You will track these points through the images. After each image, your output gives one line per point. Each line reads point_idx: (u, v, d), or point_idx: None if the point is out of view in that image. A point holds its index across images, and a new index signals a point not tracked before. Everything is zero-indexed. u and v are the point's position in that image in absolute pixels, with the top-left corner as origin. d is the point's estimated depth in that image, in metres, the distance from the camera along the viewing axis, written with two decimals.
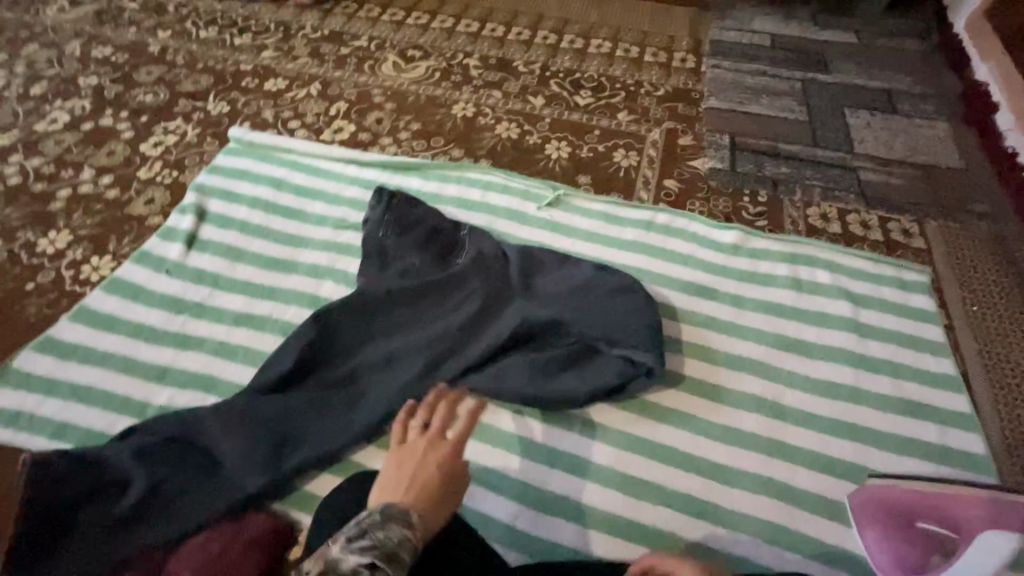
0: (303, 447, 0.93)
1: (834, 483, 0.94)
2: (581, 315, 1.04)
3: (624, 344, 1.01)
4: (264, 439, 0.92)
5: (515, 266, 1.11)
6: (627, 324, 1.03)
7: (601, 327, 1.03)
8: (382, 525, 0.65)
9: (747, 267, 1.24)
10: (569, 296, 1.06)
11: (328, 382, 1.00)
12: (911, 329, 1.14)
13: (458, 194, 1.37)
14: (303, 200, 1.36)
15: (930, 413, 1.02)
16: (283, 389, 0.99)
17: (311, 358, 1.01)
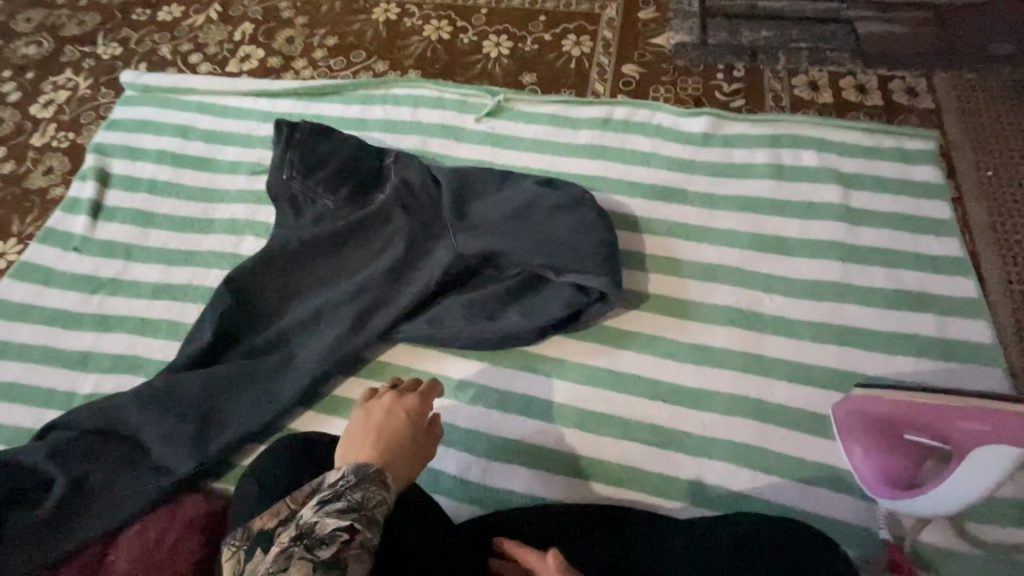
0: (233, 424, 0.86)
1: (817, 393, 0.84)
2: (521, 241, 0.90)
3: (573, 270, 0.88)
4: (189, 420, 0.85)
5: (445, 191, 0.95)
6: (577, 245, 0.89)
7: (546, 252, 0.89)
8: (356, 487, 0.58)
9: (720, 160, 1.07)
10: (506, 220, 0.92)
11: (253, 350, 0.91)
12: (914, 208, 0.97)
13: (384, 117, 1.19)
14: (211, 146, 1.19)
15: (932, 304, 0.89)
16: (205, 362, 0.90)
17: (229, 326, 0.92)
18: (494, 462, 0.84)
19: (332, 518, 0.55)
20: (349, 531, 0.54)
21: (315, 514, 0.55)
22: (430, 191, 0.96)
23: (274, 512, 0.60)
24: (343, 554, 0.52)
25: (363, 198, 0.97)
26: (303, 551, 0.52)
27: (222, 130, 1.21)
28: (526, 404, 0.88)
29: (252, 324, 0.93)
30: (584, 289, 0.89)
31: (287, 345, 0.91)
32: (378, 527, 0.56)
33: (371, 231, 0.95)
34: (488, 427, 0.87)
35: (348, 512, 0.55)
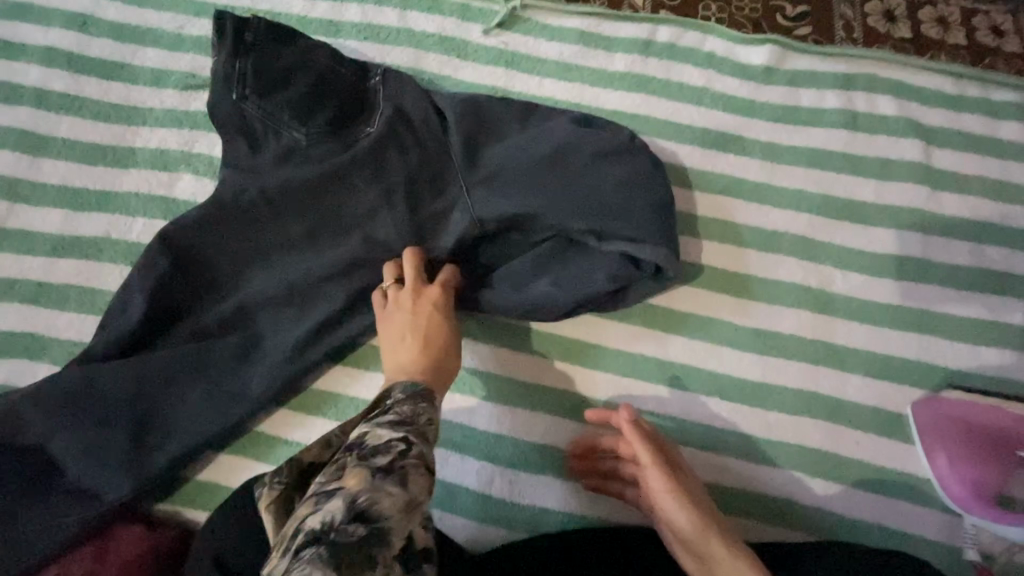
0: (181, 429, 0.67)
1: (891, 390, 0.74)
2: (556, 198, 0.70)
3: (625, 237, 0.69)
4: (120, 426, 0.66)
5: (454, 127, 0.73)
6: (628, 204, 0.70)
7: (590, 214, 0.69)
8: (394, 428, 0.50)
9: (785, 101, 0.88)
10: (537, 169, 0.71)
11: (203, 331, 0.70)
12: (1000, 173, 0.85)
13: (362, 20, 0.91)
14: (123, 46, 0.88)
15: (1014, 287, 0.79)
16: (137, 349, 0.69)
17: (168, 303, 0.70)
18: (521, 473, 0.71)
19: (386, 428, 0.50)
20: (408, 440, 0.49)
21: (366, 426, 0.50)
22: (435, 127, 0.73)
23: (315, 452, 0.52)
24: (404, 459, 0.47)
25: (343, 133, 0.72)
26: (360, 457, 0.47)
27: (138, 25, 0.89)
28: (558, 401, 0.73)
29: (198, 298, 0.71)
30: (635, 259, 0.70)
31: (249, 327, 0.71)
32: (418, 476, 0.46)
33: (356, 178, 0.72)
34: (513, 431, 0.72)
35: (401, 425, 0.50)
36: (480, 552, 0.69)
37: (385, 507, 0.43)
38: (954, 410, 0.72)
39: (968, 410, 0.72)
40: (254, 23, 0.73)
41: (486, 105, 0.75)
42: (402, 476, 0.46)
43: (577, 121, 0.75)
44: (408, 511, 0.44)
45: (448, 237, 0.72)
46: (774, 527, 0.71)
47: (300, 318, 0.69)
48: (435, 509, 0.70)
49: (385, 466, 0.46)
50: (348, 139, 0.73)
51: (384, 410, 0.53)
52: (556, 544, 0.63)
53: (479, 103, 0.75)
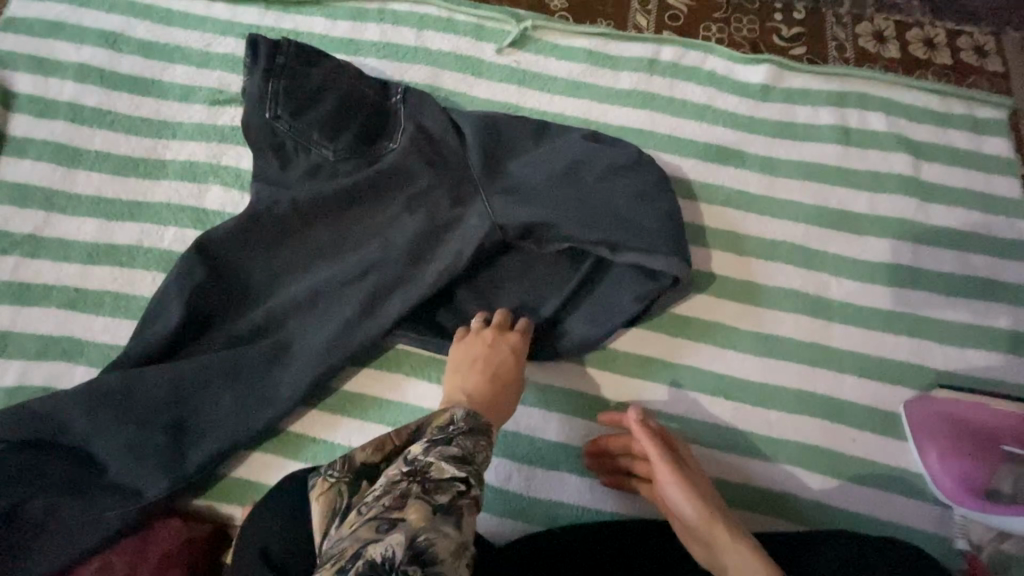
0: (216, 430, 0.71)
1: (884, 390, 0.78)
2: (571, 210, 0.74)
3: (638, 249, 0.73)
4: (159, 426, 0.69)
5: (473, 144, 0.77)
6: (639, 217, 0.74)
7: (605, 226, 0.73)
8: (451, 464, 0.51)
9: (782, 118, 0.93)
10: (553, 185, 0.75)
11: (237, 337, 0.74)
12: (985, 186, 0.90)
13: (381, 40, 0.95)
14: (153, 63, 0.92)
15: (1000, 293, 0.84)
16: (175, 353, 0.73)
17: (204, 310, 0.74)
18: (536, 469, 0.75)
19: (447, 460, 0.52)
20: (463, 481, 0.51)
21: (430, 453, 0.52)
22: (454, 144, 0.78)
23: (376, 446, 0.56)
24: (459, 501, 0.49)
25: (367, 150, 0.77)
26: (421, 491, 0.48)
27: (168, 43, 0.93)
28: (571, 401, 0.77)
29: (233, 305, 0.75)
30: (652, 272, 0.74)
31: (279, 331, 0.75)
32: (465, 524, 0.48)
33: (381, 192, 0.77)
34: (529, 429, 0.76)
35: (463, 464, 0.52)
36: (499, 545, 0.72)
37: (440, 552, 0.45)
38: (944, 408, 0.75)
39: (958, 407, 0.75)
40: (284, 45, 0.77)
41: (503, 124, 0.80)
42: (456, 519, 0.48)
43: (589, 138, 0.79)
44: (458, 556, 0.46)
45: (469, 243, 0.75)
46: (777, 520, 0.74)
47: (332, 321, 0.74)
48: None
49: (444, 507, 0.48)
50: (374, 156, 0.77)
51: (444, 436, 0.54)
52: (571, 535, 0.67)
53: (496, 120, 0.80)
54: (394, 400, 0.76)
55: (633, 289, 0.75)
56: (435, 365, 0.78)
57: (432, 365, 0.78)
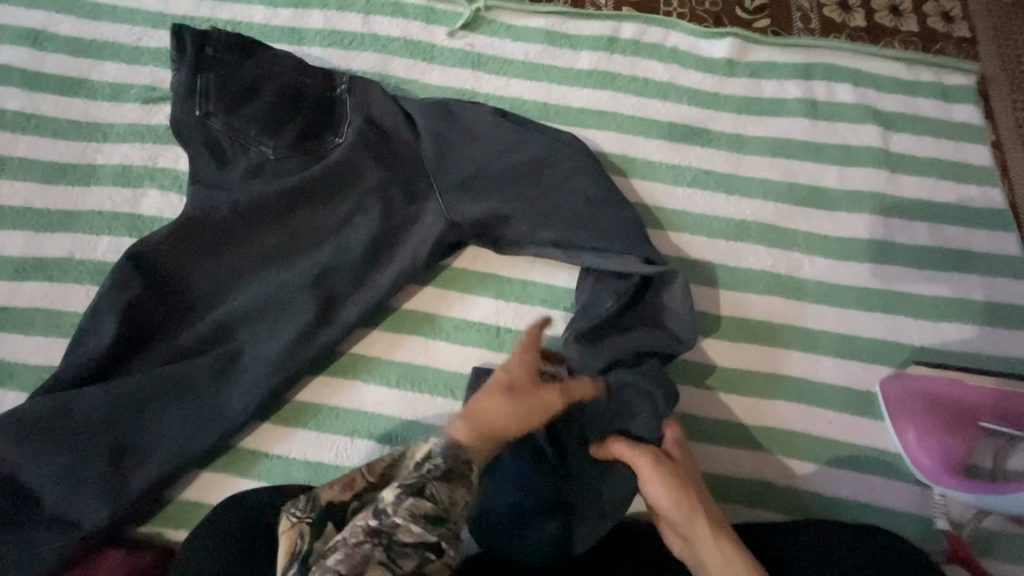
0: (162, 452, 0.66)
1: (859, 368, 0.76)
2: (524, 207, 0.72)
3: (594, 249, 0.71)
4: (98, 451, 0.65)
5: (427, 137, 0.73)
6: (597, 213, 0.72)
7: (559, 219, 0.72)
8: (413, 527, 0.47)
9: (747, 93, 0.90)
10: (506, 180, 0.72)
11: (181, 350, 0.69)
12: (955, 154, 0.88)
13: (325, 27, 0.90)
14: (80, 61, 0.86)
15: (973, 263, 0.82)
16: (112, 371, 0.68)
17: (141, 323, 0.68)
18: None
19: (415, 517, 0.48)
20: (433, 529, 0.48)
21: (397, 513, 0.47)
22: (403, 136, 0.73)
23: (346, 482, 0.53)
24: (422, 548, 0.47)
25: (311, 146, 0.72)
26: (384, 559, 0.46)
27: (95, 39, 0.87)
28: None
29: (173, 319, 0.70)
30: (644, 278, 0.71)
31: (226, 344, 0.70)
32: None
33: (328, 190, 0.72)
34: None
35: (428, 525, 0.48)
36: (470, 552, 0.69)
37: None
38: (926, 384, 0.73)
39: (940, 383, 0.73)
40: (212, 37, 0.71)
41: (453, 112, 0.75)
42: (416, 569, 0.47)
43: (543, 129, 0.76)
44: None
45: (425, 242, 0.73)
46: (755, 509, 0.72)
47: (284, 331, 0.70)
48: None
49: (399, 559, 0.46)
50: (318, 153, 0.72)
51: (418, 484, 0.49)
52: None
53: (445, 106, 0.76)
54: (350, 408, 0.72)
55: (615, 289, 0.71)
56: (393, 369, 0.74)
57: (389, 368, 0.74)
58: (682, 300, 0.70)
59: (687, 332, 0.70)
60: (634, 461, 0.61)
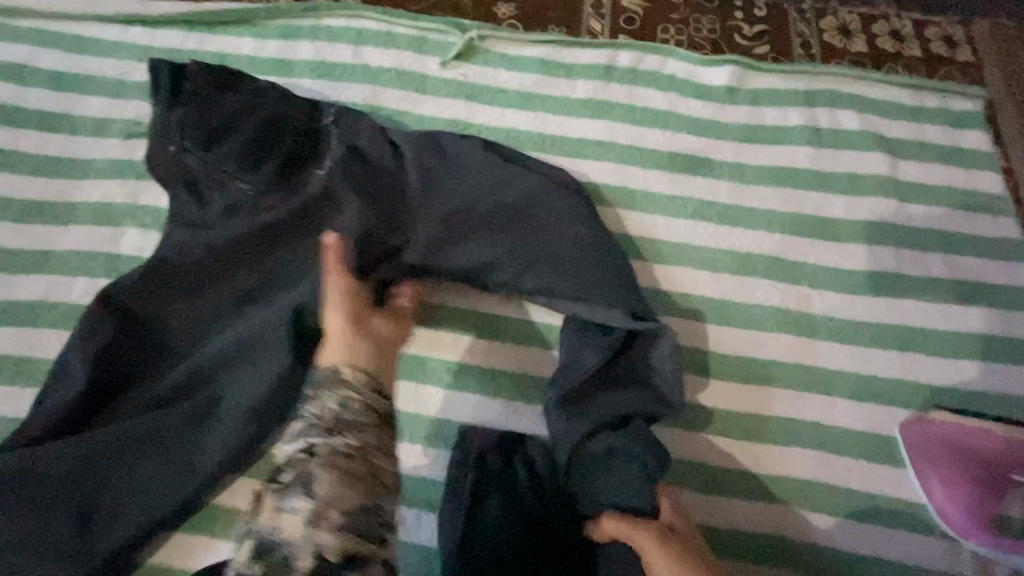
0: (133, 512, 0.62)
1: (876, 411, 0.72)
2: (508, 259, 0.70)
3: (580, 301, 0.69)
4: (63, 512, 0.60)
5: (413, 169, 0.70)
6: (585, 268, 0.69)
7: (545, 272, 0.69)
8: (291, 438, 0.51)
9: (749, 121, 0.87)
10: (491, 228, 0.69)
11: (157, 400, 0.65)
12: (966, 182, 0.85)
13: (315, 58, 0.88)
14: (62, 96, 0.84)
15: (991, 296, 0.78)
16: (84, 424, 0.64)
17: (116, 371, 0.65)
18: None
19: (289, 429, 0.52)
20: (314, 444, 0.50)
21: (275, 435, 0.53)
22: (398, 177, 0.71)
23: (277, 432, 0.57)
24: (307, 466, 0.49)
25: (288, 182, 0.68)
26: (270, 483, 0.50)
27: (79, 73, 0.85)
28: None
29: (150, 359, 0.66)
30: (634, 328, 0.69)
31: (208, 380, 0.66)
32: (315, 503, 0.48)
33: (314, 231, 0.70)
34: None
35: (303, 427, 0.51)
36: None
37: (291, 533, 0.47)
38: (948, 432, 0.70)
39: (963, 432, 0.70)
40: (190, 74, 0.69)
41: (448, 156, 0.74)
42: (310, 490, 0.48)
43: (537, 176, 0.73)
44: (309, 529, 0.47)
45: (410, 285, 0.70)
46: (770, 566, 0.67)
47: (264, 376, 0.65)
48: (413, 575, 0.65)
49: (287, 486, 0.49)
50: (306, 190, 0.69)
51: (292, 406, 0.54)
52: None
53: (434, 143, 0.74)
54: None
55: (597, 344, 0.69)
56: None
57: None
58: (671, 362, 0.68)
59: (673, 394, 0.68)
60: (627, 537, 0.59)
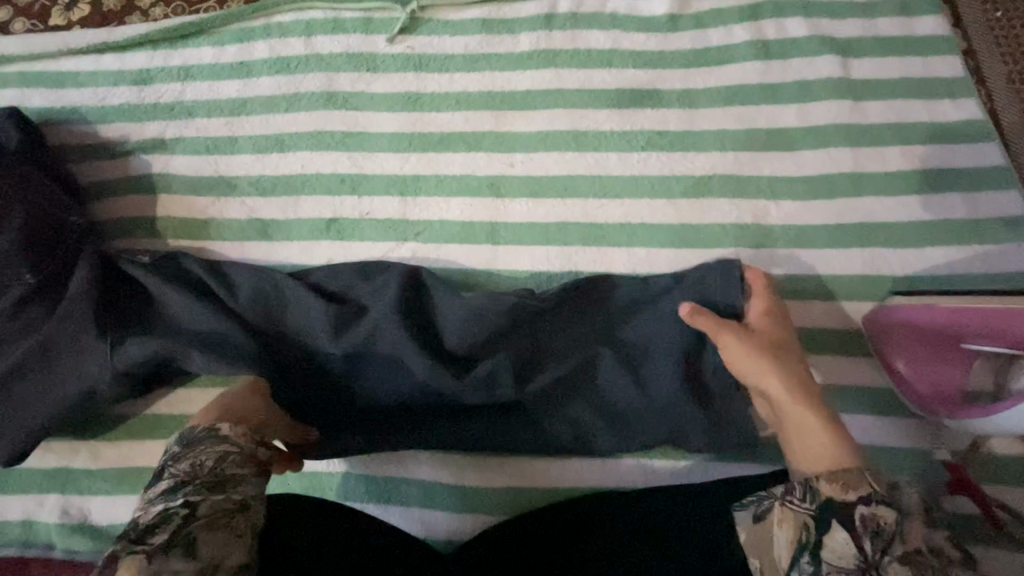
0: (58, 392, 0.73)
1: (836, 307, 0.76)
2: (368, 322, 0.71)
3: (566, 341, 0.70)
4: (36, 423, 0.73)
5: (72, 289, 0.73)
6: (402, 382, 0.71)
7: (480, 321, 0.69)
8: (191, 460, 0.51)
9: (694, 45, 0.87)
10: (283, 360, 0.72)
11: (81, 344, 0.73)
12: (922, 70, 0.83)
13: (271, 56, 0.92)
14: (54, 129, 0.91)
15: (952, 182, 0.79)
16: (36, 390, 0.73)
17: (37, 357, 0.72)
18: (489, 460, 0.73)
19: (173, 491, 0.49)
20: (188, 504, 0.47)
21: (152, 504, 0.48)
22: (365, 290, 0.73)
23: (173, 492, 0.49)
24: (195, 518, 0.46)
25: (54, 243, 0.74)
26: (173, 526, 0.45)
27: (62, 107, 0.92)
28: None
29: (34, 257, 0.72)
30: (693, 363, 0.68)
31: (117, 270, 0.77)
32: (210, 485, 0.49)
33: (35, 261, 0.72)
34: None
35: (180, 488, 0.49)
36: (462, 541, 0.71)
37: (164, 514, 0.46)
38: (917, 318, 0.70)
39: (934, 313, 0.69)
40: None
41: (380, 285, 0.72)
42: (188, 546, 0.44)
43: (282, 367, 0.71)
44: (189, 487, 0.49)
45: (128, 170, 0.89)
46: (749, 463, 0.71)
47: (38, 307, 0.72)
48: (419, 508, 0.72)
49: (158, 521, 0.46)
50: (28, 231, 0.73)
51: (180, 483, 0.49)
52: (520, 520, 0.67)
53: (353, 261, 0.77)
54: None
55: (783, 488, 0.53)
56: None
57: None
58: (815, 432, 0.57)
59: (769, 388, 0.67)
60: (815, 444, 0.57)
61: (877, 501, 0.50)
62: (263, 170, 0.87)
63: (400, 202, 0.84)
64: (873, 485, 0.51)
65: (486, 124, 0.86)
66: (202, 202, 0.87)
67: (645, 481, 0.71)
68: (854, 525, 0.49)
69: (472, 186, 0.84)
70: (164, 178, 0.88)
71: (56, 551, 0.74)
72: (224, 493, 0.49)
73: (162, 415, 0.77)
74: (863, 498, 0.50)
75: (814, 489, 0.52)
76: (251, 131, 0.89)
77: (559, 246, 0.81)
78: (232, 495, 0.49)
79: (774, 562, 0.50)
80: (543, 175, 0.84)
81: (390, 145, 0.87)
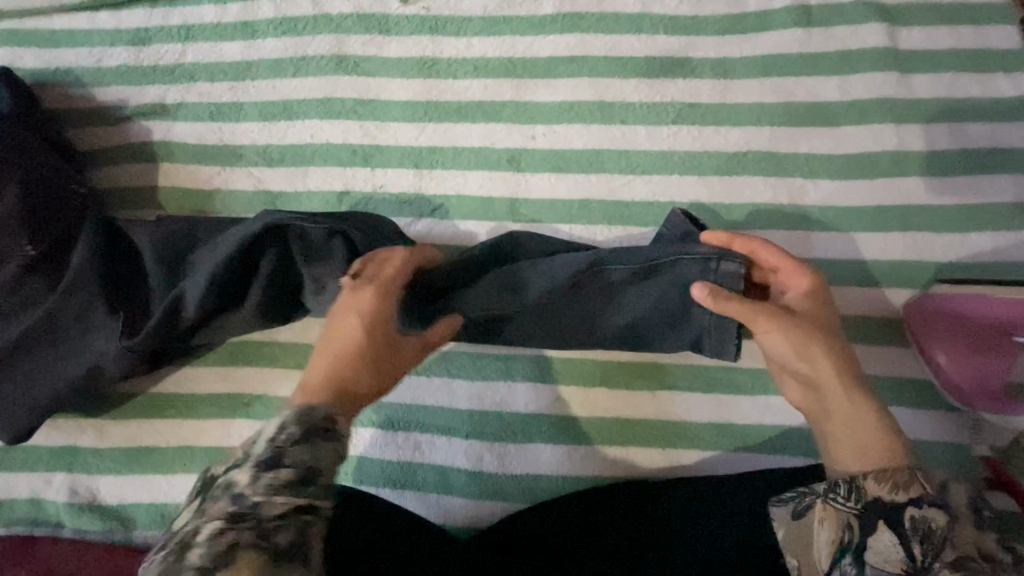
0: (61, 370, 0.71)
1: (873, 294, 0.72)
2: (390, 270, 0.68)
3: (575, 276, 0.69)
4: (38, 401, 0.71)
5: (75, 262, 0.70)
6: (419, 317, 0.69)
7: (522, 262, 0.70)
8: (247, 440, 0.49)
9: (730, 10, 0.81)
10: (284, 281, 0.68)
11: (85, 320, 0.70)
12: (975, 40, 0.78)
13: (276, 15, 0.86)
14: (48, 92, 0.86)
15: (1000, 161, 0.75)
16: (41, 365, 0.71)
17: (41, 333, 0.70)
18: (509, 447, 0.71)
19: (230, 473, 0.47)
20: (243, 485, 0.45)
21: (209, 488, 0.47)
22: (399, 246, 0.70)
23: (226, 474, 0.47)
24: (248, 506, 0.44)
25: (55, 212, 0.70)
26: (226, 514, 0.44)
27: (57, 68, 0.86)
28: (541, 364, 0.72)
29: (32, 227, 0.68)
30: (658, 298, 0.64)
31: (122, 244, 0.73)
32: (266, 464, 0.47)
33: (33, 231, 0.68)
34: (493, 405, 0.72)
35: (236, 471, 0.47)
36: (482, 529, 0.69)
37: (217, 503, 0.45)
38: (966, 308, 0.68)
39: (982, 303, 0.68)
40: None
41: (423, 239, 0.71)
42: (240, 532, 0.43)
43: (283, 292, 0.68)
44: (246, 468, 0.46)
45: (129, 137, 0.84)
46: (778, 454, 0.69)
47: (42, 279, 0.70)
48: (436, 493, 0.71)
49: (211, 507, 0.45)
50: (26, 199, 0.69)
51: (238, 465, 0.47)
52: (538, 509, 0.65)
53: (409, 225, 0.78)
54: None
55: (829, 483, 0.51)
56: None
57: None
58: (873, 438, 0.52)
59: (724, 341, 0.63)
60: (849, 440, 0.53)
61: (928, 503, 0.47)
62: (270, 139, 0.83)
63: (415, 175, 0.80)
64: (924, 486, 0.48)
65: (506, 93, 0.81)
66: (207, 171, 0.83)
67: (673, 470, 0.69)
68: (903, 525, 0.47)
69: (492, 160, 0.80)
70: (166, 145, 0.84)
71: (67, 530, 0.73)
72: (278, 471, 0.46)
73: (170, 394, 0.75)
74: (914, 500, 0.48)
75: (861, 490, 0.49)
76: (256, 96, 0.84)
77: (584, 224, 0.77)
78: (288, 472, 0.46)
79: (814, 560, 0.49)
80: (567, 149, 0.79)
81: (403, 113, 0.82)
